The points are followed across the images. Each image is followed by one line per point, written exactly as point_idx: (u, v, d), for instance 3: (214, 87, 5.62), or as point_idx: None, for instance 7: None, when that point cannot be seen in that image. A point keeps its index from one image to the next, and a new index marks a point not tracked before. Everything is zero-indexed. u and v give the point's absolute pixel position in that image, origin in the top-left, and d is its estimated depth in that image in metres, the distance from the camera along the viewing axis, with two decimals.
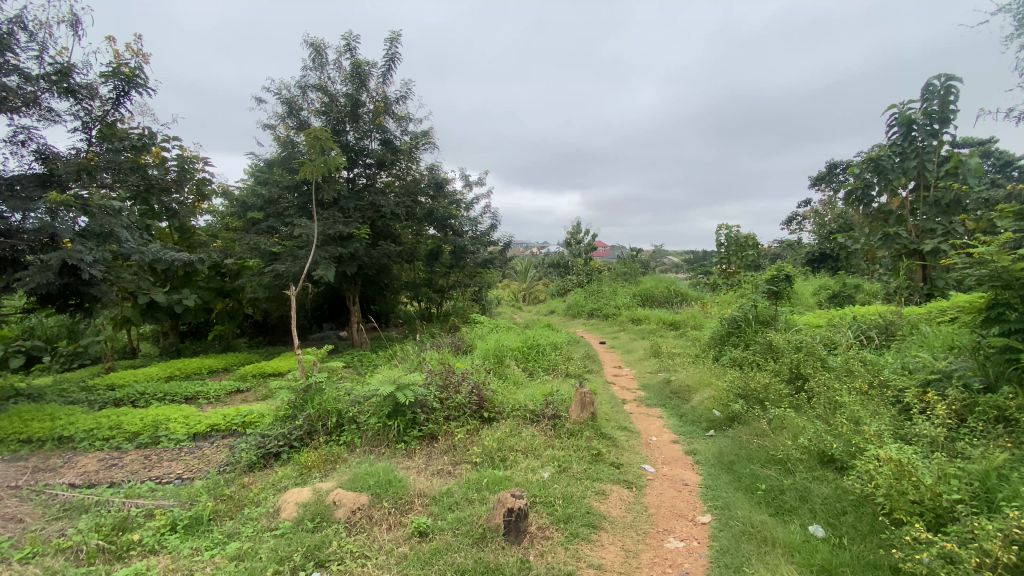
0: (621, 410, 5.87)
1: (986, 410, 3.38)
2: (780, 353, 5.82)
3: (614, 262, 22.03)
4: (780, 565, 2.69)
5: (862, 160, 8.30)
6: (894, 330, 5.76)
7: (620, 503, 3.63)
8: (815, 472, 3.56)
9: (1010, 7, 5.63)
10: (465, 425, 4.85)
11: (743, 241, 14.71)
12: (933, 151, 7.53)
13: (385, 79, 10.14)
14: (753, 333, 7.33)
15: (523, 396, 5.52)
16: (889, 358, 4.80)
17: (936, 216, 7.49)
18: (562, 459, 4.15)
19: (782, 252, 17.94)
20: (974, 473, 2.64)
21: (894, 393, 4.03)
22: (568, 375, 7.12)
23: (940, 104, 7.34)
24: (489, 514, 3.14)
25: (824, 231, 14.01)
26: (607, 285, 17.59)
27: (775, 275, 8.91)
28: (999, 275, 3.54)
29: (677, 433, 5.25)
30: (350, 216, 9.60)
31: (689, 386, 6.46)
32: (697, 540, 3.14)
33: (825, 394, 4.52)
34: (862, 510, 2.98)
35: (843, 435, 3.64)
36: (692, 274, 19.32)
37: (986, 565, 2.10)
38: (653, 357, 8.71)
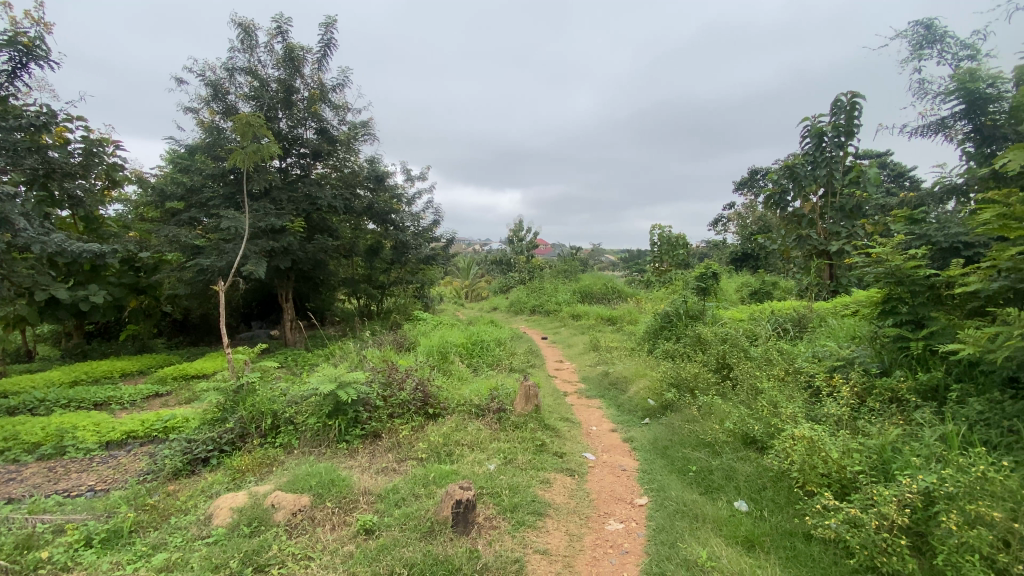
0: (563, 403, 6.04)
1: (882, 392, 3.83)
2: (709, 345, 6.27)
3: (555, 259, 22.49)
4: (710, 538, 2.90)
5: (780, 167, 9.07)
6: (805, 323, 6.35)
7: (563, 490, 3.76)
8: (740, 452, 3.86)
9: (907, 33, 6.35)
10: (410, 423, 4.80)
11: (675, 240, 15.52)
12: (840, 161, 8.33)
13: (322, 65, 9.76)
14: (683, 326, 7.80)
15: (468, 391, 5.54)
16: (802, 348, 5.31)
17: (841, 220, 8.30)
18: (508, 451, 4.24)
19: (709, 251, 19.11)
20: (873, 447, 2.98)
21: (806, 378, 4.47)
22: (512, 370, 7.23)
23: (846, 118, 8.15)
24: (437, 508, 3.15)
25: (746, 232, 15.09)
26: (549, 282, 17.92)
27: (704, 273, 9.53)
28: (894, 273, 4.07)
29: (616, 422, 5.48)
30: (283, 207, 9.12)
31: (626, 377, 6.77)
32: (636, 522, 3.32)
33: (747, 381, 4.91)
34: (779, 484, 3.28)
35: (763, 417, 3.99)
36: (629, 272, 20.11)
37: (885, 527, 2.41)
38: (592, 350, 9.02)
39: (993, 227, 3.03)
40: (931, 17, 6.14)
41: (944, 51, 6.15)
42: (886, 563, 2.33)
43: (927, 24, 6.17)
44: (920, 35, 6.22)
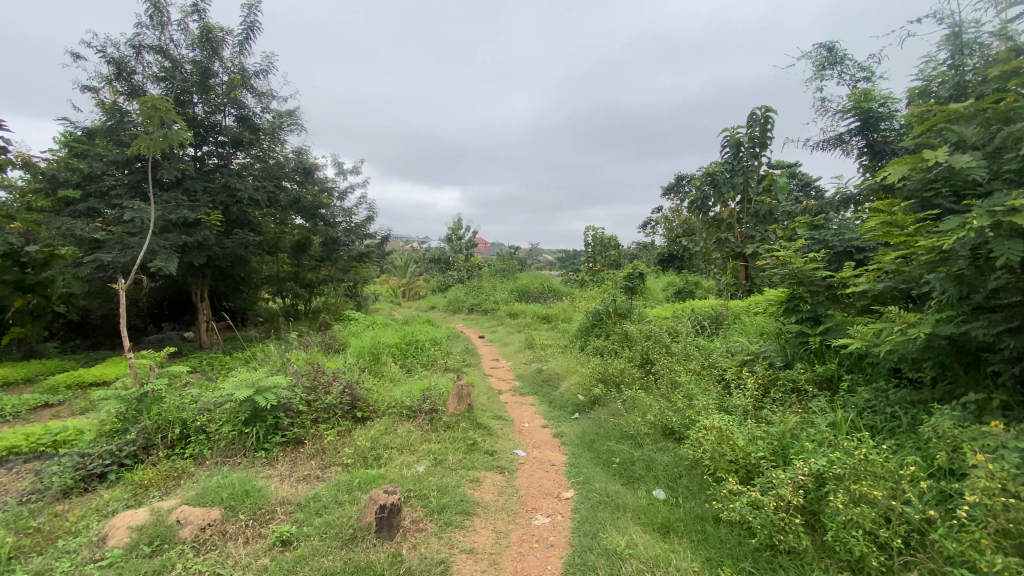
0: (496, 401, 6.07)
1: (785, 383, 4.17)
2: (635, 341, 6.56)
3: (493, 259, 22.58)
4: (630, 527, 3.03)
5: (702, 174, 9.69)
6: (721, 320, 6.80)
7: (493, 488, 3.77)
8: (660, 443, 4.06)
9: (812, 55, 6.96)
10: (335, 427, 4.62)
11: (608, 241, 16.06)
12: (754, 170, 8.98)
13: (243, 49, 9.16)
14: (612, 324, 8.10)
15: (399, 393, 5.41)
16: (717, 343, 5.69)
17: (755, 225, 8.96)
18: (438, 452, 4.19)
19: (640, 252, 19.98)
20: (775, 434, 3.24)
21: (720, 372, 4.79)
22: (446, 369, 7.17)
23: (760, 131, 8.80)
24: (360, 514, 3.06)
25: (673, 235, 15.91)
26: (486, 281, 17.95)
27: (631, 273, 9.94)
28: (797, 274, 4.46)
29: (547, 418, 5.59)
30: (197, 199, 8.46)
31: (558, 374, 6.92)
32: (561, 515, 3.40)
33: (668, 375, 5.19)
34: (693, 472, 3.48)
35: (681, 409, 4.23)
36: (565, 271, 20.55)
37: (782, 507, 2.63)
38: (527, 348, 9.14)
39: (878, 233, 3.38)
40: (831, 41, 6.76)
41: (842, 72, 6.79)
42: (783, 540, 2.54)
43: (828, 47, 6.78)
44: (822, 57, 6.83)
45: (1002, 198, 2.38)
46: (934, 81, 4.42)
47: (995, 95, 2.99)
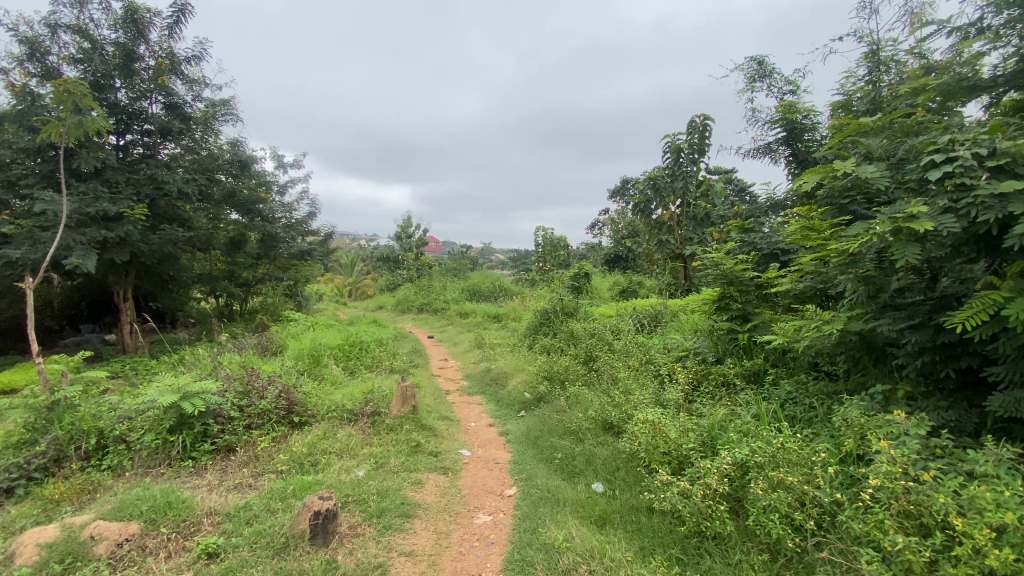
0: (442, 401, 6.03)
1: (717, 377, 4.40)
2: (580, 339, 6.72)
3: (443, 258, 22.38)
4: (568, 520, 3.11)
5: (645, 178, 10.04)
6: (661, 318, 7.08)
7: (435, 489, 3.74)
8: (600, 438, 4.19)
9: (744, 67, 7.36)
10: (270, 433, 4.42)
11: (557, 241, 16.31)
12: (693, 175, 9.39)
13: (173, 32, 8.60)
14: (559, 322, 8.24)
15: (340, 396, 5.26)
16: (656, 340, 5.92)
17: (693, 227, 9.39)
18: (380, 455, 4.10)
19: (588, 252, 20.44)
20: (704, 426, 3.42)
21: (657, 367, 4.99)
22: (392, 371, 7.04)
23: (699, 138, 9.22)
24: (293, 521, 2.95)
25: (619, 236, 16.37)
26: (436, 280, 17.78)
27: (578, 273, 10.16)
28: (727, 275, 4.73)
29: (493, 416, 5.61)
30: (119, 190, 7.85)
31: (506, 373, 6.96)
32: (503, 512, 3.43)
33: (609, 372, 5.34)
34: (630, 464, 3.61)
35: (621, 405, 4.36)
36: (516, 271, 20.69)
37: (709, 495, 2.77)
38: (476, 348, 9.13)
39: (797, 236, 3.62)
40: (761, 55, 7.17)
41: (771, 85, 7.23)
42: (709, 526, 2.68)
43: (758, 60, 7.20)
44: (753, 69, 7.25)
45: (900, 206, 2.59)
46: (850, 97, 4.80)
47: (897, 112, 3.28)
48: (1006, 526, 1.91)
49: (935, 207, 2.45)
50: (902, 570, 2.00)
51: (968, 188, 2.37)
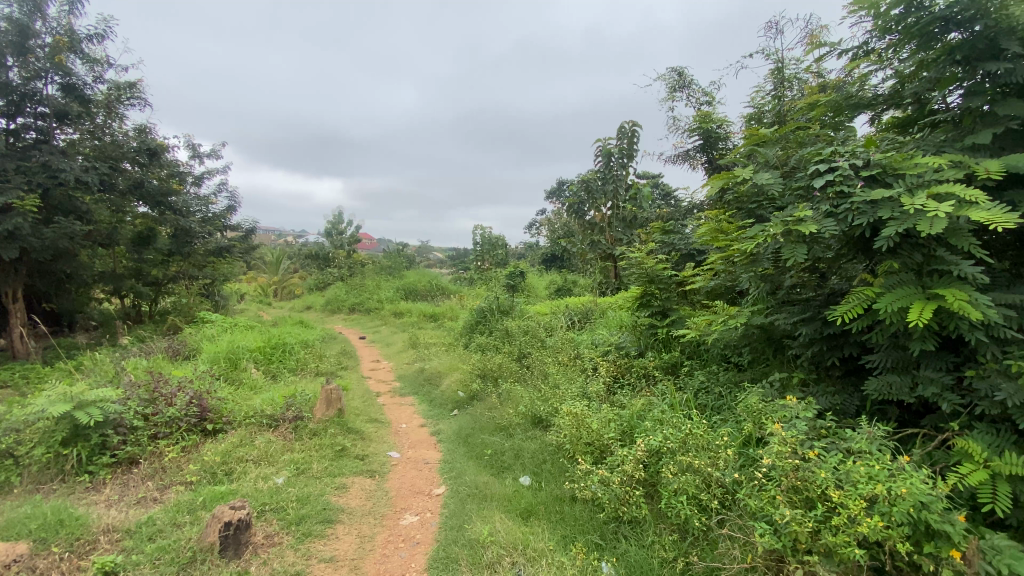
0: (373, 403, 5.87)
1: (638, 369, 4.63)
2: (514, 337, 6.80)
3: (377, 256, 21.78)
4: (495, 514, 3.15)
5: (578, 180, 10.32)
6: (591, 315, 7.33)
7: (360, 493, 3.65)
8: (529, 432, 4.28)
9: (666, 77, 7.76)
10: (179, 442, 4.10)
11: (495, 241, 16.37)
12: (623, 179, 9.79)
13: (73, 8, 7.76)
14: (495, 321, 8.29)
15: (259, 401, 4.97)
16: (585, 336, 6.12)
17: (623, 228, 9.78)
18: (301, 461, 3.94)
19: (526, 252, 20.70)
20: (625, 416, 3.59)
21: (585, 362, 5.16)
22: (319, 374, 6.76)
23: (628, 143, 9.62)
24: (202, 534, 2.77)
25: (554, 236, 16.73)
26: (370, 279, 17.26)
27: (513, 272, 10.27)
28: (649, 273, 5.00)
29: (425, 416, 5.55)
30: (6, 178, 6.93)
31: (440, 372, 6.90)
32: (431, 511, 3.41)
33: (540, 368, 5.46)
34: (556, 456, 3.73)
35: (550, 400, 4.47)
36: (454, 270, 20.55)
37: (626, 481, 2.92)
38: (410, 347, 8.98)
39: (708, 237, 3.88)
40: (681, 66, 7.59)
41: (689, 95, 7.69)
42: (627, 511, 2.83)
43: (678, 71, 7.62)
44: (674, 80, 7.66)
45: (790, 211, 2.85)
46: (759, 110, 5.20)
47: (792, 125, 3.60)
48: (875, 496, 2.15)
49: (820, 211, 2.71)
50: (790, 541, 2.19)
51: (846, 195, 2.64)
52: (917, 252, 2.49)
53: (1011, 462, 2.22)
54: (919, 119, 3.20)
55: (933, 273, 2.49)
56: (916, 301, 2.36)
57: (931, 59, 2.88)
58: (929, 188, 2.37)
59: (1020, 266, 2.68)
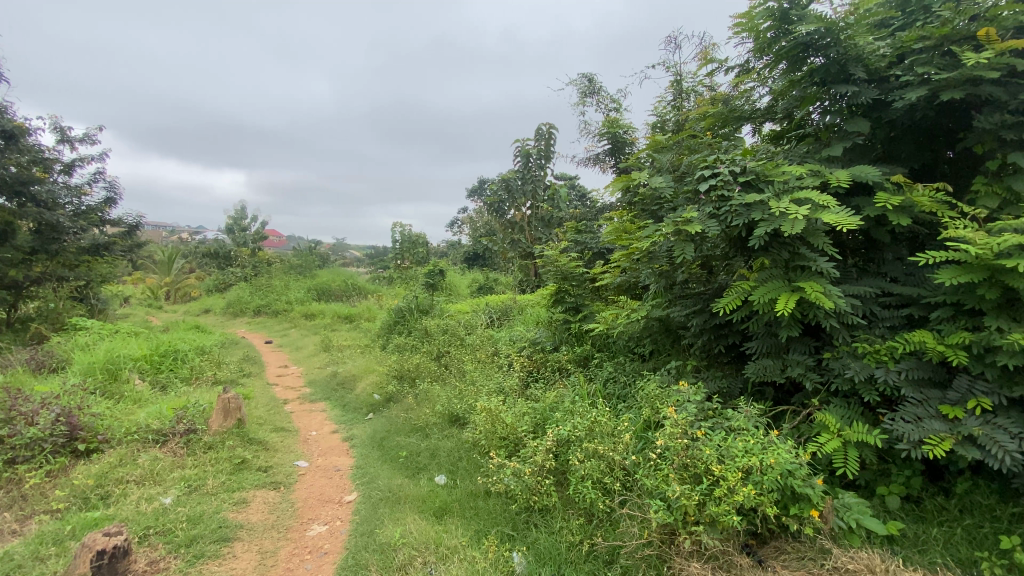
0: (279, 411, 5.53)
1: (553, 364, 4.79)
2: (433, 336, 6.74)
3: (287, 255, 20.49)
4: (408, 516, 3.11)
5: (497, 180, 10.41)
6: (510, 312, 7.45)
7: (263, 506, 3.43)
8: (446, 431, 4.28)
9: (578, 82, 8.06)
10: (43, 467, 3.60)
11: (415, 238, 16.06)
12: (541, 179, 10.03)
13: None
14: (413, 320, 8.14)
15: (144, 414, 4.49)
16: (503, 333, 6.20)
17: (541, 228, 10.02)
18: (194, 477, 3.62)
19: (447, 250, 20.51)
20: (538, 409, 3.70)
21: (502, 359, 5.24)
22: (218, 383, 6.24)
23: (545, 144, 9.87)
24: (68, 567, 2.46)
25: (476, 235, 16.75)
26: (279, 279, 16.19)
27: (432, 270, 10.10)
28: (562, 271, 5.17)
29: (338, 422, 5.33)
30: None
31: (355, 375, 6.66)
32: (341, 519, 3.30)
33: (458, 368, 5.46)
34: (471, 453, 3.76)
35: (466, 398, 4.50)
36: (373, 268, 19.85)
37: (537, 471, 3.01)
38: (322, 351, 8.55)
39: (613, 237, 4.10)
40: (591, 73, 7.93)
41: (599, 101, 8.05)
42: (538, 500, 2.93)
43: (588, 78, 7.96)
44: (585, 85, 7.98)
45: (681, 212, 3.09)
46: (661, 118, 5.56)
47: (685, 133, 3.85)
48: (750, 467, 2.40)
49: (704, 213, 2.97)
50: (680, 514, 2.38)
51: (726, 199, 2.92)
52: (784, 249, 2.81)
53: (857, 430, 2.59)
54: (789, 132, 3.62)
55: (797, 268, 2.82)
56: (782, 294, 2.67)
57: (798, 78, 3.26)
58: (792, 194, 2.69)
59: (865, 262, 3.12)
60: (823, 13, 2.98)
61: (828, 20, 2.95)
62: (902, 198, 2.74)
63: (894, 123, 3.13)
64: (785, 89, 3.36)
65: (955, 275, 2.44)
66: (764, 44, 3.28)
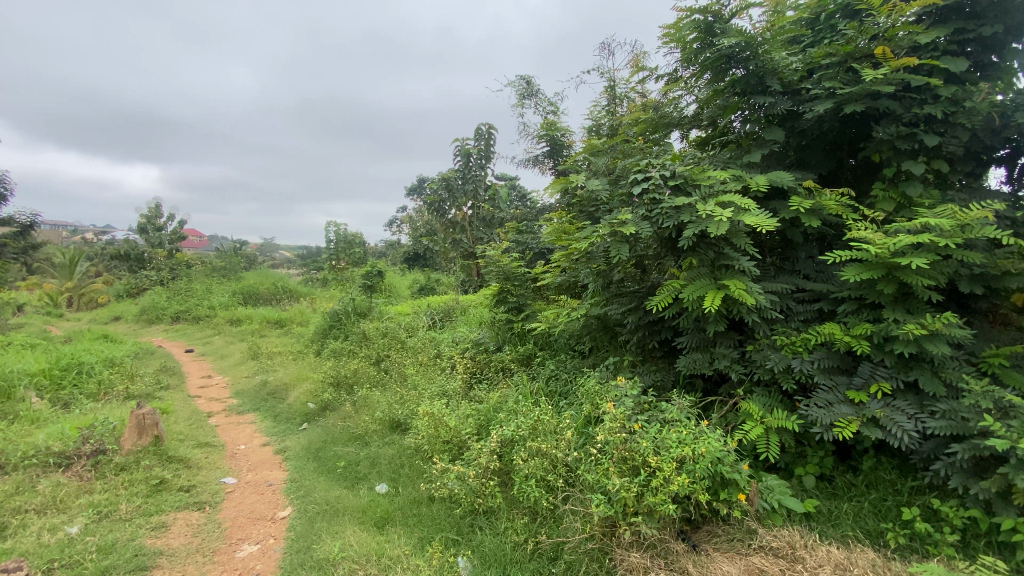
0: (203, 425, 5.15)
1: (496, 364, 4.80)
2: (372, 340, 6.55)
3: (209, 256, 19.09)
4: (347, 528, 2.99)
5: (437, 179, 10.26)
6: (451, 313, 7.38)
7: (185, 529, 3.17)
8: (386, 438, 4.17)
9: (516, 84, 8.12)
10: None
11: (351, 238, 15.51)
12: (482, 179, 10.01)
13: None
14: (351, 324, 7.86)
15: (42, 435, 4.02)
16: (445, 335, 6.14)
17: (483, 228, 10.01)
18: (105, 502, 3.28)
19: (386, 251, 20.02)
20: (481, 410, 3.69)
21: (445, 360, 5.19)
22: (130, 397, 5.69)
23: (485, 144, 9.88)
24: None
25: (416, 235, 16.45)
26: (200, 282, 15.07)
27: (369, 272, 9.79)
28: (505, 271, 5.21)
29: (269, 434, 5.04)
30: None
31: (287, 384, 6.32)
32: (274, 537, 3.11)
33: (399, 372, 5.34)
34: (413, 459, 3.69)
35: (408, 403, 4.40)
36: (306, 270, 18.97)
37: (480, 473, 2.99)
38: (251, 358, 8.06)
39: (553, 237, 4.15)
40: (529, 75, 8.02)
41: (537, 103, 8.16)
42: (483, 503, 2.92)
43: (526, 80, 8.04)
44: (523, 87, 8.06)
45: (617, 213, 3.19)
46: (596, 123, 5.72)
47: (619, 137, 4.09)
48: (684, 457, 2.51)
49: (638, 214, 3.09)
50: (620, 506, 2.45)
51: (658, 201, 3.04)
52: (710, 249, 2.97)
53: (778, 417, 2.79)
54: (714, 138, 3.83)
55: (723, 267, 2.99)
56: (710, 291, 2.82)
57: (721, 88, 3.46)
58: (717, 197, 2.86)
59: (781, 260, 3.37)
60: (743, 28, 3.18)
61: (748, 35, 3.16)
62: (813, 202, 2.98)
63: (805, 132, 3.39)
64: (710, 98, 3.55)
65: (859, 272, 2.68)
66: (691, 54, 3.45)
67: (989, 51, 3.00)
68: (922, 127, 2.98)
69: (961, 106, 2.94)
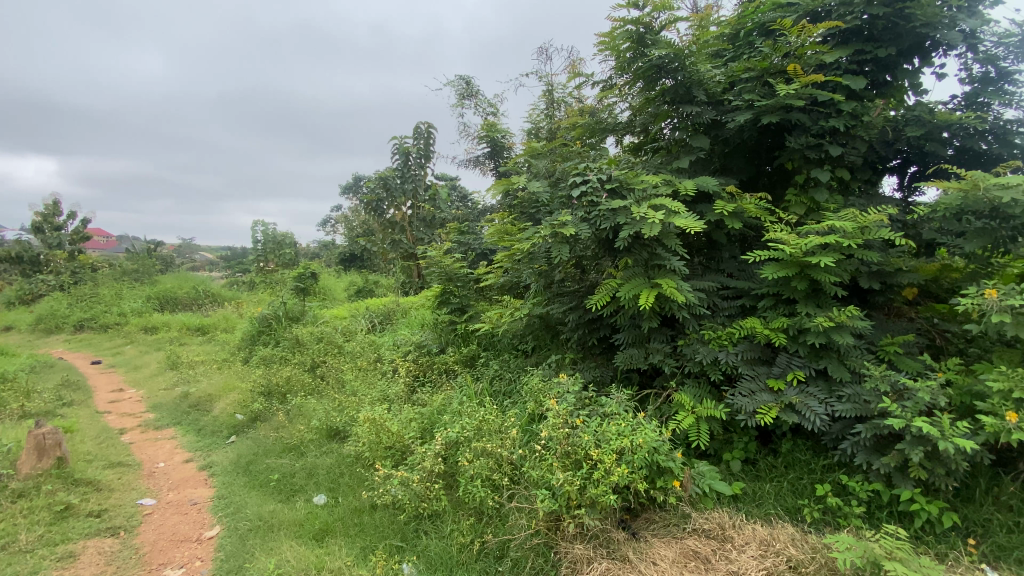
0: (114, 443, 4.70)
1: (439, 366, 4.75)
2: (306, 345, 6.26)
3: (117, 258, 17.42)
4: (284, 544, 2.85)
5: (374, 178, 9.97)
6: (391, 315, 7.22)
7: (97, 558, 2.88)
8: (325, 447, 4.01)
9: (456, 84, 8.08)
10: None
11: (281, 239, 14.74)
12: (421, 179, 9.85)
13: None
14: (282, 329, 7.47)
15: None
16: (384, 338, 5.99)
17: (423, 228, 9.85)
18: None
19: (320, 252, 19.22)
20: (424, 413, 3.64)
21: (385, 364, 5.07)
22: (25, 417, 5.08)
23: (423, 144, 9.74)
24: None
25: (352, 235, 15.92)
26: (107, 287, 13.71)
27: (302, 274, 9.36)
28: (446, 272, 5.17)
29: (193, 449, 4.69)
30: None
31: (212, 395, 5.90)
32: (200, 560, 2.90)
33: (336, 378, 5.15)
34: (354, 468, 3.57)
35: (347, 410, 4.25)
36: (230, 273, 17.79)
37: (424, 477, 2.95)
38: (168, 369, 7.44)
39: (494, 238, 4.17)
40: (468, 76, 8.01)
41: (477, 104, 8.16)
42: (427, 506, 2.88)
43: (466, 80, 8.03)
44: (463, 88, 8.03)
45: (557, 215, 3.26)
46: (535, 125, 5.83)
47: (558, 141, 4.19)
48: (623, 449, 2.62)
49: (577, 216, 3.18)
50: (564, 500, 2.51)
51: (595, 204, 3.15)
52: (644, 250, 3.11)
53: (707, 407, 2.98)
54: (646, 145, 4.02)
55: (655, 266, 3.15)
56: (644, 290, 2.96)
57: (653, 96, 3.63)
58: (650, 200, 3.00)
59: (708, 260, 3.59)
60: (671, 41, 3.37)
61: (675, 47, 3.35)
62: (735, 205, 3.21)
63: (728, 140, 3.64)
64: (642, 105, 3.72)
65: (775, 270, 2.92)
66: (624, 63, 3.61)
67: (884, 71, 3.37)
68: (828, 138, 3.30)
69: (860, 120, 3.28)
